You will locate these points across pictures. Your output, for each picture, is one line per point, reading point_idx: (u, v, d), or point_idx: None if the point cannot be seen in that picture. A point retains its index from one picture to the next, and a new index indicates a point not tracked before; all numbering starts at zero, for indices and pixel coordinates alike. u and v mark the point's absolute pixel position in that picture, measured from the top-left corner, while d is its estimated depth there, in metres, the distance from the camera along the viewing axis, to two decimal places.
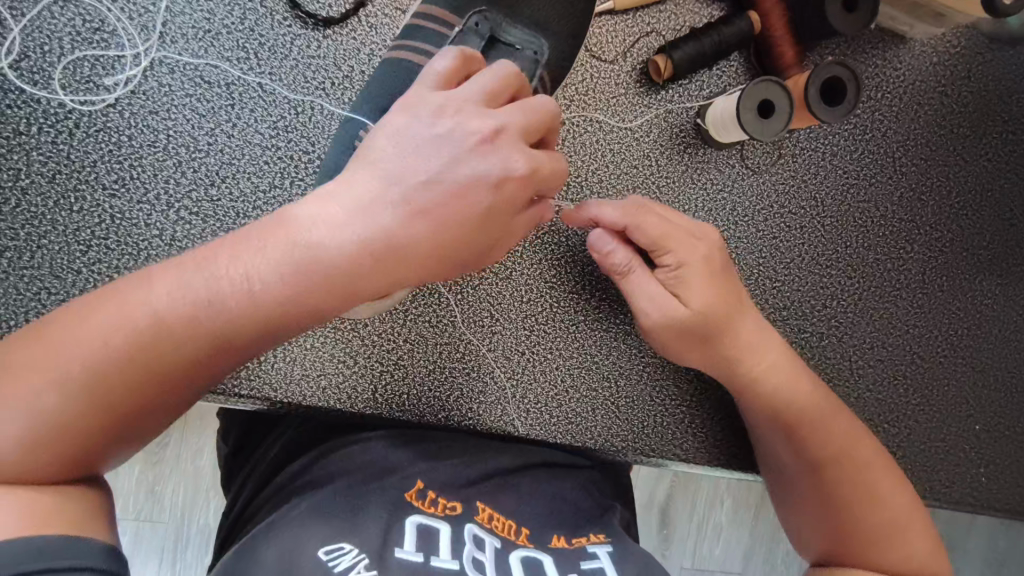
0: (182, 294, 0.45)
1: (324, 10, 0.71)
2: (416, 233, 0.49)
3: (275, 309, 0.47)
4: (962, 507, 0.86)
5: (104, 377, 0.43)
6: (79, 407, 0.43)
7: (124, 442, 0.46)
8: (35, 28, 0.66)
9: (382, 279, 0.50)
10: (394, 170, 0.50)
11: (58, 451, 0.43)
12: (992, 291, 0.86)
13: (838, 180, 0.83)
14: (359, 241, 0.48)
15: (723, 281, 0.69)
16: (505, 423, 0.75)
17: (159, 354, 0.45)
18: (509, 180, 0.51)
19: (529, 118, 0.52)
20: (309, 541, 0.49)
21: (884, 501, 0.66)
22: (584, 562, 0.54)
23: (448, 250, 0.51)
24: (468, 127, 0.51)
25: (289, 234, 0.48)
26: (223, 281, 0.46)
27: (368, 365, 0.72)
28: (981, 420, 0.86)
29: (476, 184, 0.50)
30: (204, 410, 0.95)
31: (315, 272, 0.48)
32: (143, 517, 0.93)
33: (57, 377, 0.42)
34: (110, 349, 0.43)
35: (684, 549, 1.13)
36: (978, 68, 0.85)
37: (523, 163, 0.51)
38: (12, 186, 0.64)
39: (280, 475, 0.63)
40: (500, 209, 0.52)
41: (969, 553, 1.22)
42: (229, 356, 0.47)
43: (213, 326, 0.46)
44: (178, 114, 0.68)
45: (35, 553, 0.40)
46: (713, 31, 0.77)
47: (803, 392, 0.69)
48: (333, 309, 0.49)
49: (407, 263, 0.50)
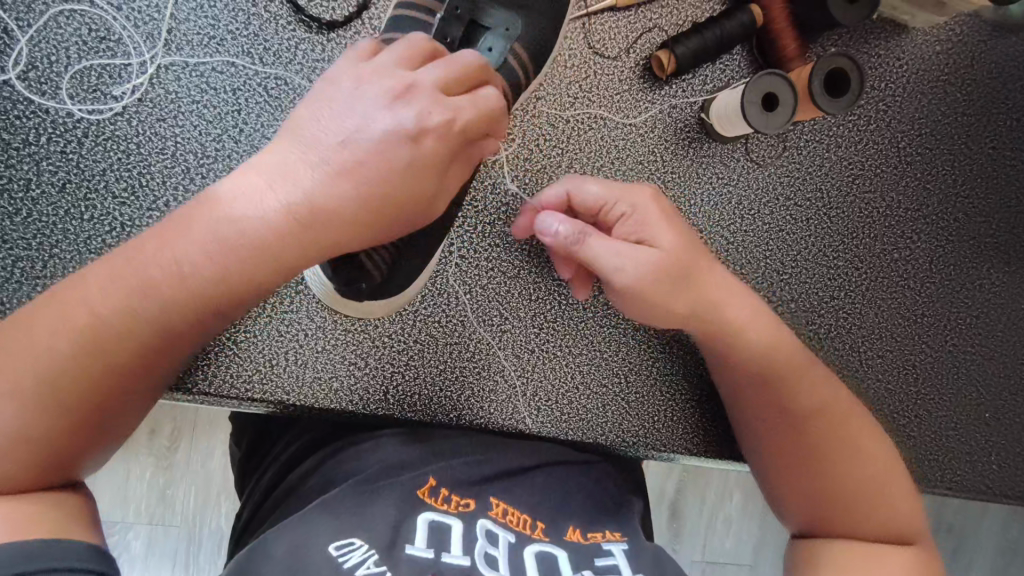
0: (114, 287, 0.47)
1: (328, 14, 0.71)
2: (338, 192, 0.48)
3: (208, 287, 0.47)
4: (975, 495, 0.86)
5: (52, 377, 0.46)
6: (35, 409, 0.45)
7: (96, 439, 0.49)
8: (43, 38, 0.66)
9: (310, 245, 0.48)
10: (312, 137, 0.48)
11: (29, 456, 0.45)
12: (999, 278, 0.86)
13: (842, 171, 0.83)
14: (281, 208, 0.47)
15: (688, 241, 0.66)
16: (516, 421, 0.75)
17: (101, 349, 0.46)
18: (428, 134, 0.49)
19: (451, 69, 0.50)
20: (319, 540, 0.49)
21: (862, 465, 0.65)
22: (599, 559, 0.55)
23: (376, 208, 0.49)
24: (380, 88, 0.49)
25: (211, 213, 0.48)
26: (151, 267, 0.47)
27: (379, 366, 0.73)
28: (992, 408, 0.86)
29: (393, 141, 0.48)
30: (215, 414, 0.96)
31: (242, 246, 0.47)
32: (156, 521, 0.94)
33: (14, 386, 0.45)
34: (54, 352, 0.46)
35: (695, 542, 1.14)
36: (981, 56, 0.85)
37: (439, 116, 0.48)
38: (23, 197, 0.64)
39: (294, 477, 0.63)
40: (426, 164, 0.49)
41: (981, 540, 1.22)
42: (176, 338, 0.49)
43: (151, 313, 0.47)
44: (185, 120, 0.68)
45: (26, 555, 0.42)
46: (715, 26, 0.77)
47: (783, 355, 0.68)
48: (272, 280, 0.49)
49: (332, 224, 0.48)
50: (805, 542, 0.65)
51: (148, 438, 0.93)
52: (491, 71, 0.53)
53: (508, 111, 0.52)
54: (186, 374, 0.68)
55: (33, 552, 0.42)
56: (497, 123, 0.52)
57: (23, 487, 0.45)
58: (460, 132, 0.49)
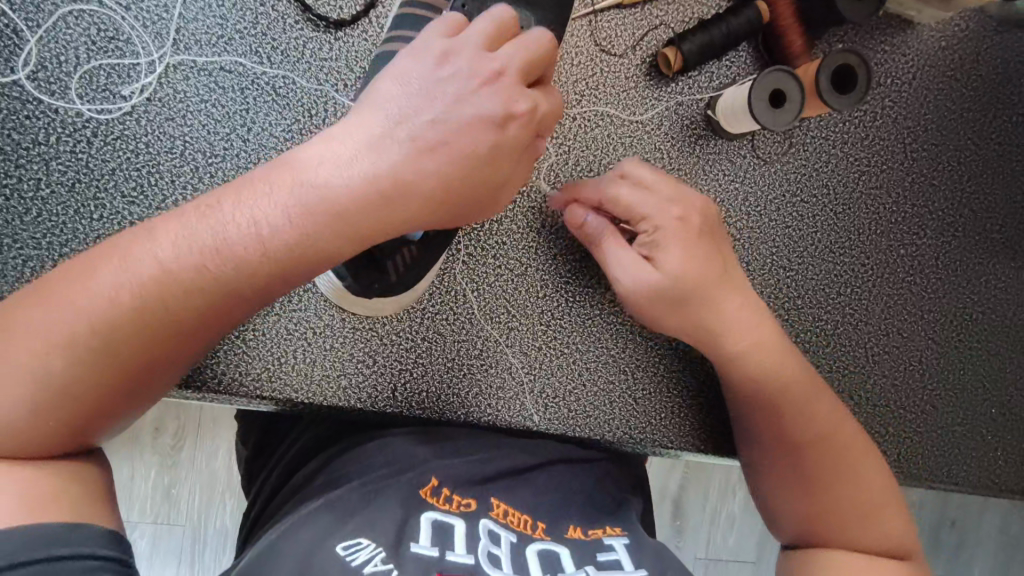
0: (189, 243, 0.46)
1: (335, 12, 0.72)
2: (427, 168, 0.50)
3: (284, 252, 0.48)
4: (980, 490, 0.86)
5: (110, 333, 0.44)
6: (84, 366, 0.44)
7: (136, 399, 0.48)
8: (51, 38, 0.66)
9: (393, 218, 0.50)
10: (398, 109, 0.51)
11: (66, 412, 0.45)
12: (1005, 274, 0.86)
13: (849, 167, 0.83)
14: (372, 176, 0.49)
15: (710, 253, 0.69)
16: (523, 418, 0.75)
17: (165, 307, 0.45)
18: (513, 119, 0.52)
19: (530, 54, 0.53)
20: (321, 542, 0.49)
21: (854, 479, 0.66)
22: (601, 554, 0.55)
23: (458, 188, 0.52)
24: (469, 69, 0.52)
25: (295, 176, 0.49)
26: (229, 227, 0.47)
27: (387, 364, 0.73)
28: (997, 403, 0.86)
29: (477, 124, 0.52)
30: (219, 413, 0.96)
31: (327, 210, 0.48)
32: (160, 519, 0.95)
33: (66, 340, 0.44)
34: (115, 304, 0.44)
35: (697, 538, 1.14)
36: (987, 52, 0.85)
37: (523, 104, 0.53)
38: (33, 197, 0.64)
39: (301, 476, 0.64)
40: (508, 147, 0.53)
41: (984, 536, 1.22)
42: (233, 303, 0.48)
43: (220, 276, 0.47)
44: (193, 120, 0.68)
45: (40, 540, 0.41)
46: (721, 22, 0.77)
47: (791, 375, 0.68)
48: (343, 252, 0.50)
49: (416, 198, 0.50)
50: (798, 553, 0.65)
51: (152, 436, 0.94)
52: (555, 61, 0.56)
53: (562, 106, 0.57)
54: (196, 372, 0.68)
55: (48, 537, 0.42)
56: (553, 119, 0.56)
57: (39, 450, 0.45)
58: (536, 119, 0.54)
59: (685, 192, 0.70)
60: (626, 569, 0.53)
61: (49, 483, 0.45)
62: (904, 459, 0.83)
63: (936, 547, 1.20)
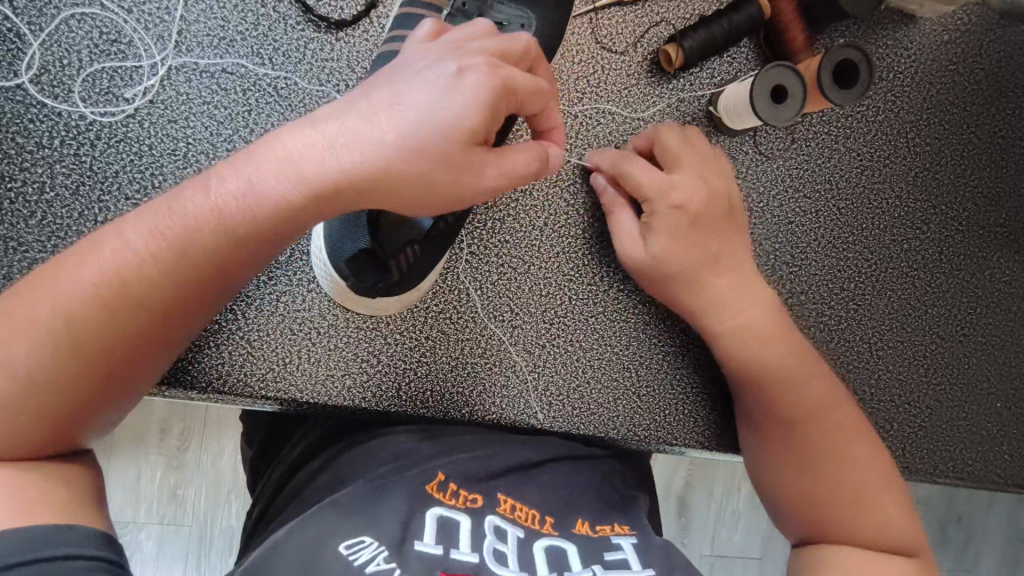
0: (146, 227, 0.48)
1: (336, 13, 0.72)
2: (382, 131, 0.48)
3: (241, 223, 0.48)
4: (987, 485, 0.86)
5: (73, 317, 0.45)
6: (50, 353, 0.45)
7: (114, 389, 0.49)
8: (54, 41, 0.67)
9: (350, 185, 0.48)
10: (363, 87, 0.51)
11: (39, 406, 0.45)
12: (1009, 268, 0.86)
13: (852, 162, 0.83)
14: (327, 142, 0.48)
15: (707, 238, 0.71)
16: (528, 416, 0.75)
17: (128, 291, 0.47)
18: (470, 73, 0.49)
19: (507, 42, 0.52)
20: (326, 541, 0.49)
21: (852, 468, 0.66)
22: (608, 554, 0.55)
23: (420, 152, 0.48)
24: (435, 48, 0.52)
25: (257, 150, 0.50)
26: (185, 208, 0.48)
27: (391, 364, 0.73)
28: (1002, 398, 0.86)
29: (434, 81, 0.48)
30: (225, 414, 0.97)
31: (282, 179, 0.48)
32: (167, 521, 0.95)
33: (32, 329, 0.45)
34: (80, 290, 0.46)
35: (704, 535, 1.14)
36: (989, 45, 0.85)
37: (482, 62, 0.49)
38: (37, 199, 0.65)
39: (306, 474, 0.64)
40: (472, 98, 0.48)
41: (991, 532, 1.22)
42: (196, 287, 0.49)
43: (180, 257, 0.48)
44: (196, 122, 0.69)
45: (31, 543, 0.42)
46: (723, 18, 0.77)
47: (780, 355, 0.69)
48: (299, 214, 0.49)
49: (372, 164, 0.48)
50: (805, 546, 0.65)
51: (159, 438, 0.94)
52: (542, 56, 0.55)
53: (549, 88, 0.53)
54: (202, 373, 0.68)
55: (38, 538, 0.42)
56: (537, 97, 0.52)
57: (18, 455, 0.45)
58: (506, 78, 0.49)
59: (701, 169, 0.72)
60: (632, 569, 0.53)
61: (39, 483, 0.45)
62: (908, 455, 0.83)
63: (942, 543, 1.20)
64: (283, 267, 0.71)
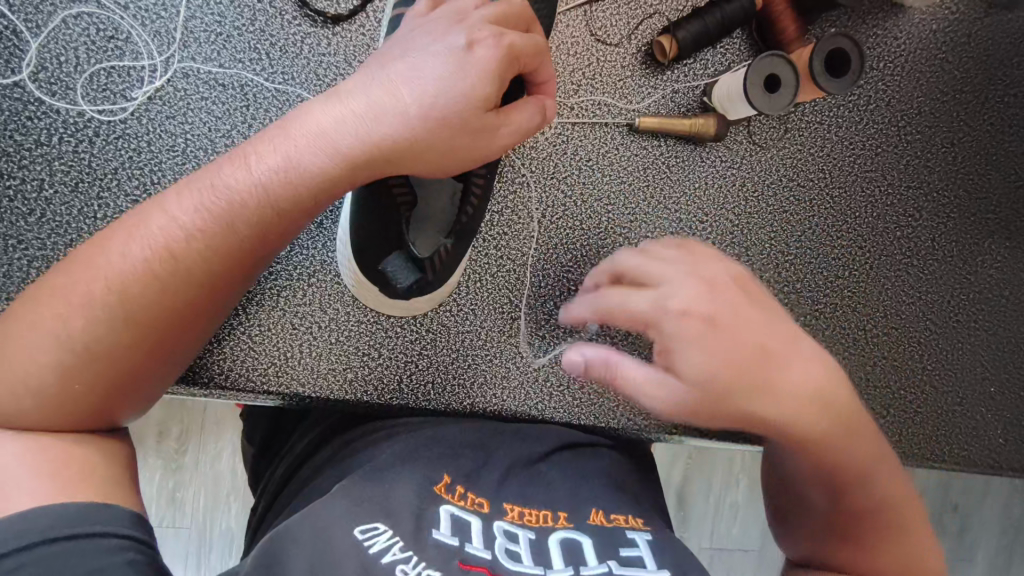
0: (191, 204, 0.49)
1: (333, 7, 0.72)
2: (407, 106, 0.51)
3: (286, 198, 0.50)
4: (981, 469, 0.87)
5: (124, 292, 0.47)
6: (106, 326, 0.46)
7: (160, 363, 0.50)
8: (52, 39, 0.67)
9: (385, 154, 0.51)
10: (375, 63, 0.53)
11: (91, 378, 0.47)
12: (1001, 254, 0.87)
13: (845, 151, 0.84)
14: (356, 117, 0.50)
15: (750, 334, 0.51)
16: (529, 407, 0.76)
17: (177, 264, 0.48)
18: (479, 44, 0.51)
19: (504, 6, 0.55)
20: (341, 525, 0.50)
21: (901, 525, 0.55)
22: (624, 549, 0.53)
23: (444, 119, 0.51)
24: (440, 21, 0.54)
25: (291, 129, 0.51)
26: (228, 184, 0.49)
27: (392, 357, 0.74)
28: (996, 382, 0.87)
29: (445, 54, 0.51)
30: (222, 415, 0.97)
31: (319, 153, 0.50)
32: (166, 523, 0.95)
33: (85, 303, 0.46)
34: (132, 264, 0.47)
35: (702, 528, 1.14)
36: (977, 33, 0.86)
37: (488, 32, 0.52)
38: (36, 197, 0.65)
39: (310, 466, 0.64)
40: (484, 67, 0.51)
41: (986, 518, 1.23)
42: (239, 265, 0.51)
43: (225, 231, 0.49)
44: (194, 117, 0.69)
45: (62, 519, 0.42)
46: (716, 9, 0.78)
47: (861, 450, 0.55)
48: (339, 185, 0.52)
49: (399, 135, 0.51)
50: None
51: (157, 440, 0.94)
52: (534, 19, 0.57)
53: (548, 43, 0.55)
54: (202, 369, 0.68)
55: (71, 515, 0.43)
56: (538, 56, 0.54)
57: (62, 425, 0.47)
58: (512, 45, 0.52)
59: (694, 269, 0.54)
60: (648, 568, 0.51)
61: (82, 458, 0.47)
62: (904, 440, 0.84)
63: (938, 531, 1.21)
64: (282, 262, 0.71)
